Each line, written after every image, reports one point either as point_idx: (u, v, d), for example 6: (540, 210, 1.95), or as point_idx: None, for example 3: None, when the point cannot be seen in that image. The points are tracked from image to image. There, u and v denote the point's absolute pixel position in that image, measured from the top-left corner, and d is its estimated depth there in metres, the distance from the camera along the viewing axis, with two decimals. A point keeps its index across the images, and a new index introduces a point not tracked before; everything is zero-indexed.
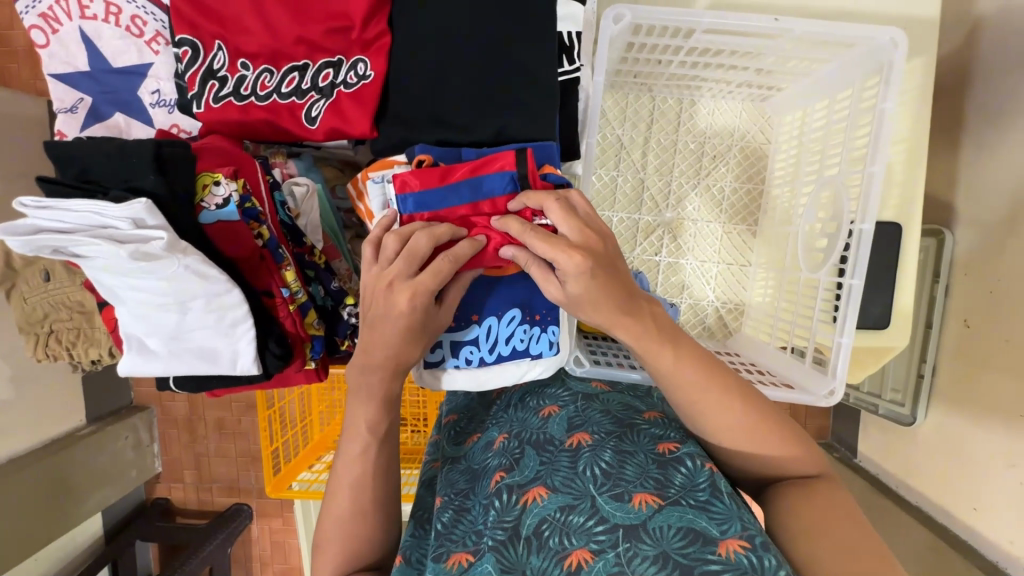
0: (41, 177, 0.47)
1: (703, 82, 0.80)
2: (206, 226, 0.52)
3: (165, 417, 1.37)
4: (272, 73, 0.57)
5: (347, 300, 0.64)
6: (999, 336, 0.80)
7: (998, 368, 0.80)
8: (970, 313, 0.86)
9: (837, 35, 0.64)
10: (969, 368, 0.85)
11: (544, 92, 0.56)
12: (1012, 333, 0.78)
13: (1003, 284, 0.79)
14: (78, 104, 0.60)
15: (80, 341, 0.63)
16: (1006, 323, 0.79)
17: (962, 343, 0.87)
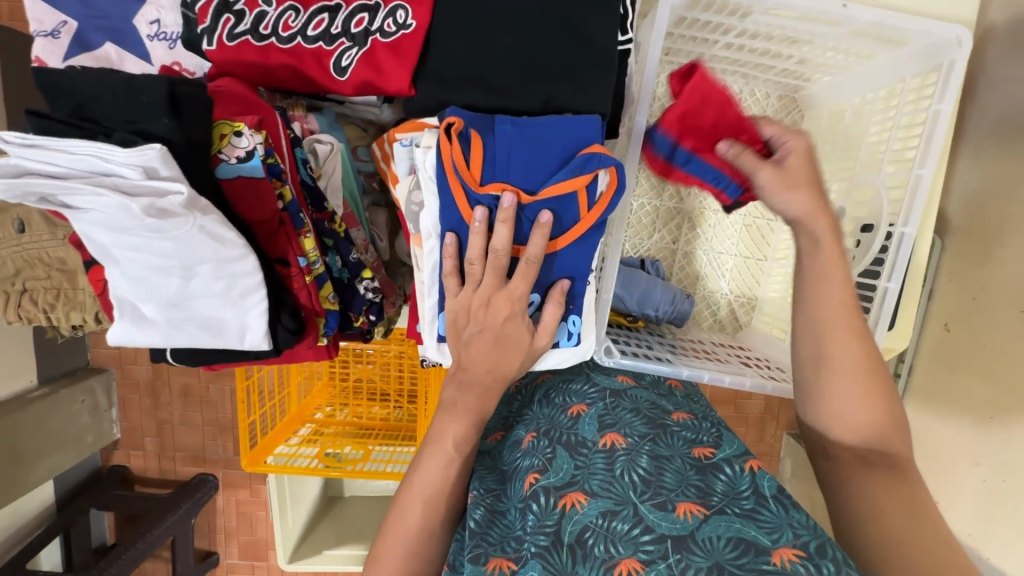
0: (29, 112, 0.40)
1: (739, 67, 0.78)
2: (223, 180, 0.46)
3: (126, 380, 1.27)
4: (297, 13, 0.50)
5: (364, 273, 0.59)
6: (981, 341, 0.77)
7: (980, 371, 0.77)
8: (952, 316, 0.83)
9: (894, 29, 0.63)
10: (948, 370, 0.83)
11: (602, 60, 0.51)
12: (996, 339, 0.75)
13: (992, 289, 0.77)
14: (61, 27, 0.51)
15: (59, 302, 0.58)
16: (993, 328, 0.76)
17: (942, 346, 0.84)
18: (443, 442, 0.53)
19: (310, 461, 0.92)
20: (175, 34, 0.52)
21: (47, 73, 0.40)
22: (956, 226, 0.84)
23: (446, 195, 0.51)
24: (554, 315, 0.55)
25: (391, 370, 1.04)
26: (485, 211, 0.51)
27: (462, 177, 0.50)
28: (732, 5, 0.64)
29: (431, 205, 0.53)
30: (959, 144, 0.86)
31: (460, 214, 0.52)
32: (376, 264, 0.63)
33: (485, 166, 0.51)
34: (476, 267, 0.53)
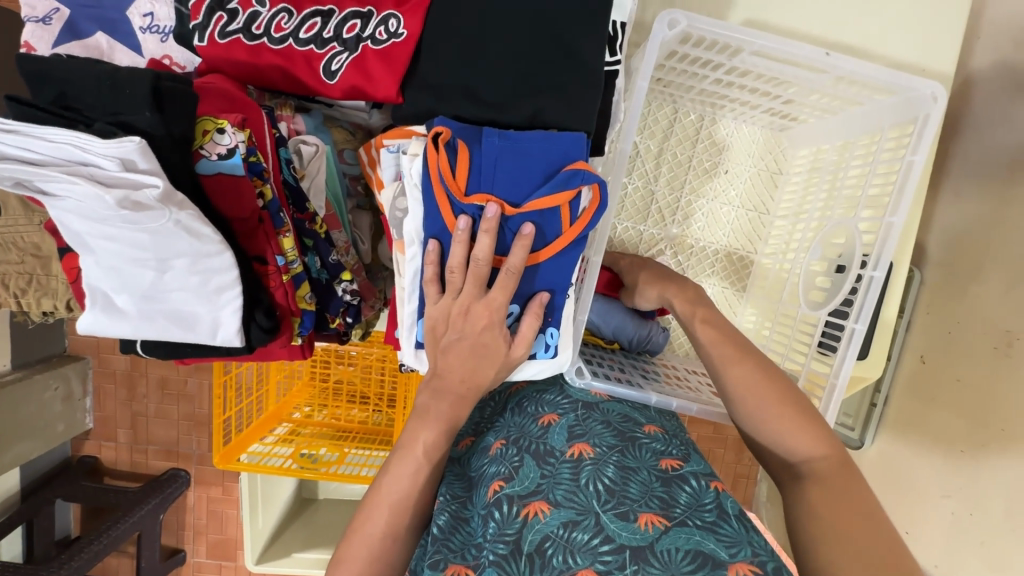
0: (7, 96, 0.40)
1: (728, 101, 0.79)
2: (206, 177, 0.46)
3: (102, 369, 1.25)
4: (291, 15, 0.51)
5: (343, 276, 0.59)
6: (954, 374, 0.79)
7: (948, 405, 0.79)
8: (928, 349, 0.84)
9: (876, 79, 0.64)
10: (921, 402, 0.84)
11: (589, 80, 0.52)
12: (965, 372, 0.77)
13: (966, 325, 0.78)
14: (53, 14, 0.52)
15: (32, 288, 0.59)
16: (964, 361, 0.77)
17: (916, 378, 0.85)
18: (412, 450, 0.53)
19: (285, 461, 0.92)
20: (168, 29, 0.52)
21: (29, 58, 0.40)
22: (933, 257, 0.86)
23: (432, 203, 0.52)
24: (531, 327, 0.55)
25: (372, 372, 1.04)
26: (469, 221, 0.51)
27: (447, 189, 0.51)
28: (721, 43, 0.65)
29: (416, 212, 0.54)
30: (939, 182, 0.88)
31: (445, 223, 0.52)
32: (357, 267, 0.63)
33: (470, 176, 0.51)
34: (455, 275, 0.53)
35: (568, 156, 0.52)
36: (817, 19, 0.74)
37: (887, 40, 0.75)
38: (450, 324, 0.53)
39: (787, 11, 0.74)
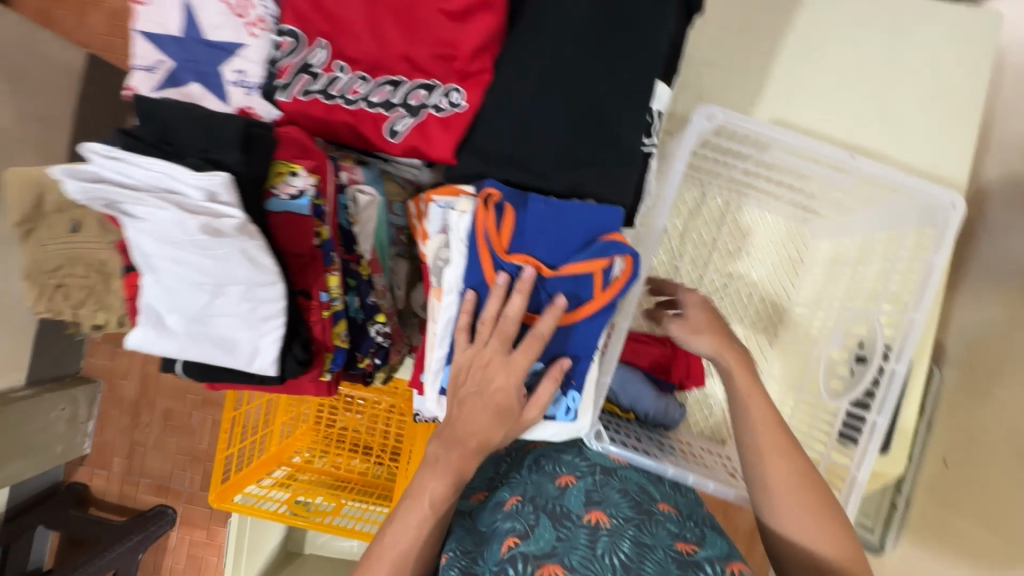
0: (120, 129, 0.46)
1: (754, 190, 0.84)
2: (273, 216, 0.50)
3: (111, 396, 1.25)
4: (365, 81, 0.57)
5: (378, 318, 0.62)
6: (977, 480, 0.77)
7: (971, 512, 0.76)
8: (950, 451, 0.82)
9: (896, 182, 0.69)
10: (943, 507, 0.81)
11: (628, 160, 0.57)
12: (989, 478, 0.75)
13: (989, 429, 0.77)
14: (158, 65, 0.59)
15: (89, 301, 0.59)
16: (986, 466, 0.76)
17: (937, 481, 0.83)
18: (420, 500, 0.52)
19: (277, 507, 0.90)
20: (254, 84, 0.59)
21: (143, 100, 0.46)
22: (952, 357, 0.86)
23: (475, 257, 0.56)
24: (549, 390, 0.56)
25: (378, 424, 1.02)
26: (507, 277, 0.55)
27: (491, 246, 0.55)
28: (750, 137, 0.71)
29: (457, 264, 0.57)
30: (956, 284, 0.90)
31: (484, 277, 0.56)
32: (391, 310, 0.66)
33: (513, 236, 0.55)
34: (487, 328, 0.55)
35: (605, 227, 0.55)
36: (835, 123, 0.81)
37: (897, 147, 0.81)
38: (477, 370, 0.54)
39: (804, 113, 0.81)
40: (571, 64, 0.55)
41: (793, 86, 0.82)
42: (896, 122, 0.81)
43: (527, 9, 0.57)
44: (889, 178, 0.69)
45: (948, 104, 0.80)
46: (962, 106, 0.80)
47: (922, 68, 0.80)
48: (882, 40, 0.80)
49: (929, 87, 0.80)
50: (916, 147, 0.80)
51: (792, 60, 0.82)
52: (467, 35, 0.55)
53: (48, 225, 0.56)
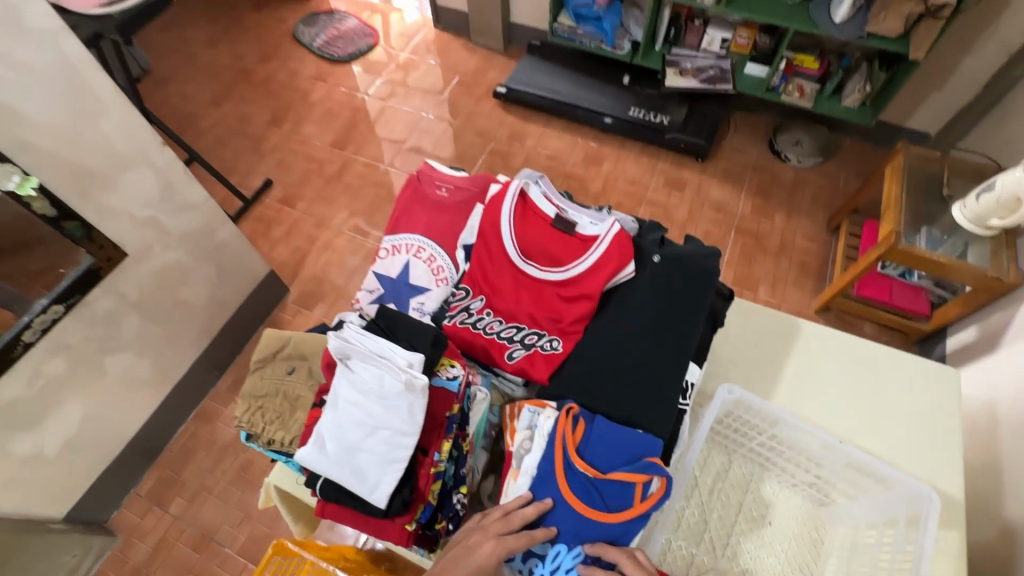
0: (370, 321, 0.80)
1: (772, 464, 1.01)
2: (432, 386, 0.77)
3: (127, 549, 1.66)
4: (501, 323, 0.91)
5: (461, 488, 0.79)
6: None
7: None
8: None
9: (882, 471, 0.89)
10: None
11: (668, 408, 0.81)
12: None
13: None
14: (375, 290, 1.00)
15: (275, 421, 0.86)
16: None
17: None
18: None
19: None
20: (428, 311, 0.95)
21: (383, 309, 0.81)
22: None
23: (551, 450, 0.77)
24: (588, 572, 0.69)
25: None
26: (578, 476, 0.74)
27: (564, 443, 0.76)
28: (765, 414, 0.95)
29: (535, 453, 0.78)
30: None
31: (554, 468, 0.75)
32: (468, 487, 0.82)
33: (583, 442, 0.77)
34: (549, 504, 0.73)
35: (651, 449, 0.76)
36: (838, 425, 1.04)
37: (893, 457, 1.02)
38: (478, 530, 0.71)
39: (813, 410, 1.06)
40: (638, 341, 0.85)
41: (801, 390, 1.08)
42: (886, 436, 1.03)
43: (612, 301, 0.90)
44: (870, 465, 0.91)
45: (927, 432, 1.04)
46: (939, 436, 1.03)
47: (901, 402, 1.07)
48: (864, 371, 1.10)
49: (908, 416, 1.05)
50: (907, 459, 1.01)
51: (797, 371, 1.10)
52: (571, 310, 0.88)
53: (276, 366, 0.91)
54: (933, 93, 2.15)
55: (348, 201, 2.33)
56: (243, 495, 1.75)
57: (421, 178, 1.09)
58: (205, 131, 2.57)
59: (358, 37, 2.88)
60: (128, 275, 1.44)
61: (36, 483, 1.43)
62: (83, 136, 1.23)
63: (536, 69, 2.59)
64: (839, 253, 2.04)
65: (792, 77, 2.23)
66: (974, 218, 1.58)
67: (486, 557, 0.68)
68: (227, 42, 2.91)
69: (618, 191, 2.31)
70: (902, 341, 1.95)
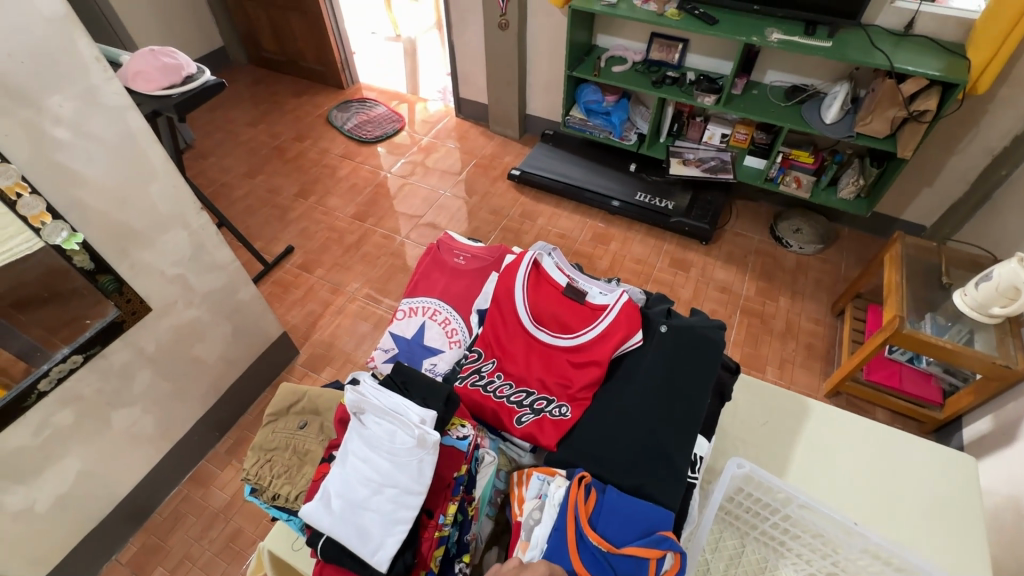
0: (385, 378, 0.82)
1: (786, 549, 0.96)
2: (441, 444, 0.77)
3: None
4: (511, 386, 0.93)
5: (463, 556, 0.77)
6: None
7: None
8: None
9: (906, 560, 0.84)
10: None
11: (677, 481, 0.80)
12: None
13: None
14: (389, 350, 1.04)
15: (282, 475, 0.86)
16: None
17: None
18: None
19: None
20: (440, 372, 0.99)
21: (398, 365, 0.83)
22: None
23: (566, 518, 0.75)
24: None
25: None
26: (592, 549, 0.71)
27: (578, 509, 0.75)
28: (777, 492, 0.92)
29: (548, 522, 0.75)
30: None
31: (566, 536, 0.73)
32: (471, 556, 0.80)
33: (595, 513, 0.75)
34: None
35: (664, 523, 0.74)
36: (853, 509, 1.01)
37: (914, 548, 0.97)
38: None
39: (825, 493, 1.03)
40: (647, 409, 0.85)
41: (813, 470, 1.06)
42: (904, 525, 1.00)
43: (620, 369, 0.92)
44: (894, 554, 0.85)
45: (947, 521, 1.00)
46: (961, 526, 0.99)
47: (917, 488, 1.04)
48: (875, 452, 1.08)
49: (925, 502, 1.02)
50: (928, 550, 0.97)
51: (807, 450, 1.08)
52: (581, 376, 0.91)
53: (289, 420, 0.93)
54: (923, 189, 2.28)
55: (364, 269, 2.43)
56: (229, 567, 1.66)
57: (440, 246, 1.16)
58: (236, 200, 2.74)
59: (385, 123, 3.15)
60: (147, 329, 1.49)
61: (21, 542, 1.38)
62: (132, 199, 1.34)
63: (549, 155, 2.78)
64: (845, 336, 2.06)
65: (789, 170, 2.37)
66: (976, 306, 1.62)
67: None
68: (266, 123, 3.18)
69: (625, 269, 2.38)
70: (917, 430, 1.90)
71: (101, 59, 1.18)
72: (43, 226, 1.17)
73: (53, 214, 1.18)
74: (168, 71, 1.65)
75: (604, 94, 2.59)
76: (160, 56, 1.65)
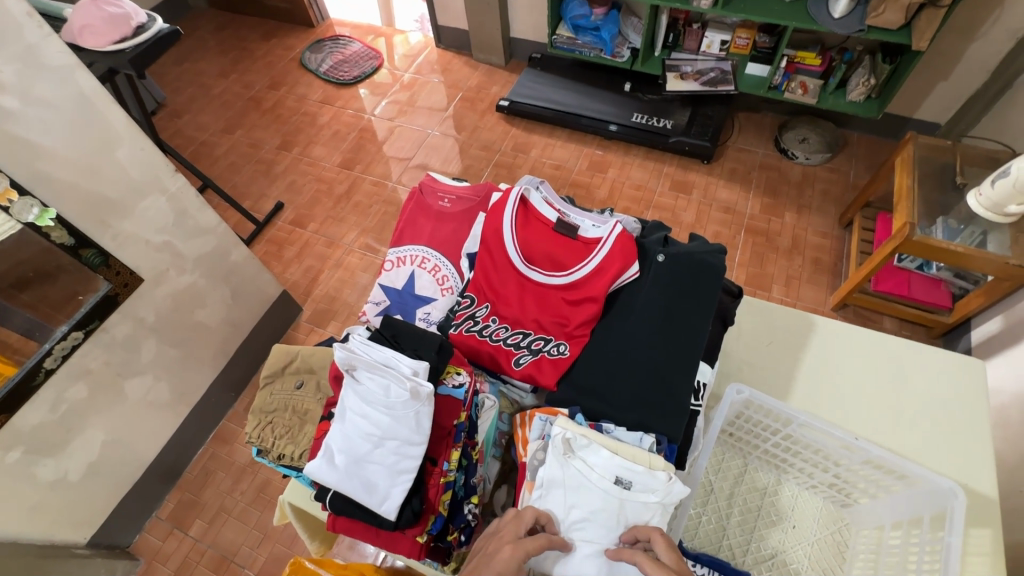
0: (376, 332, 0.81)
1: (789, 466, 0.98)
2: (438, 394, 0.77)
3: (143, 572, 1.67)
4: (506, 329, 0.92)
5: (472, 498, 0.78)
6: None
7: None
8: None
9: (902, 467, 0.85)
10: None
11: (678, 407, 0.80)
12: None
13: None
14: (380, 302, 1.02)
15: (285, 436, 0.88)
16: None
17: None
18: None
19: None
20: (434, 320, 0.99)
21: (388, 318, 0.82)
22: None
23: (572, 468, 0.73)
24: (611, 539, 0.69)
25: None
26: (593, 486, 0.72)
27: (558, 444, 0.75)
28: (777, 414, 0.92)
29: (556, 473, 0.74)
30: None
31: (575, 478, 0.73)
32: (481, 497, 0.82)
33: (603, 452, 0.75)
34: (577, 494, 0.72)
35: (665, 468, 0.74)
36: (855, 421, 1.02)
37: (919, 458, 0.98)
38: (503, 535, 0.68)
39: (833, 408, 1.03)
40: (647, 340, 0.84)
41: (818, 387, 1.05)
42: (908, 432, 1.00)
43: (617, 303, 0.90)
44: (890, 461, 0.86)
45: (950, 423, 1.01)
46: (966, 426, 1.00)
47: (924, 397, 1.03)
48: (881, 364, 1.07)
49: (929, 409, 1.02)
50: (932, 455, 0.98)
51: (814, 367, 1.07)
52: (577, 313, 0.88)
53: (285, 381, 0.93)
54: (938, 85, 2.13)
55: (358, 220, 2.36)
56: (263, 514, 1.75)
57: (423, 189, 1.11)
58: (219, 157, 2.64)
59: (362, 61, 2.95)
60: (145, 300, 1.47)
61: (61, 508, 1.45)
62: (101, 167, 1.27)
63: (538, 81, 2.62)
64: (853, 248, 2.01)
65: (794, 74, 2.21)
66: (990, 205, 1.55)
67: (504, 562, 0.64)
68: (238, 73, 3.00)
69: (624, 196, 2.30)
70: (926, 336, 1.89)
71: (33, 13, 1.08)
72: (11, 203, 1.12)
73: (19, 190, 1.13)
74: (115, 22, 1.52)
75: (592, 7, 2.38)
76: (103, 5, 1.51)
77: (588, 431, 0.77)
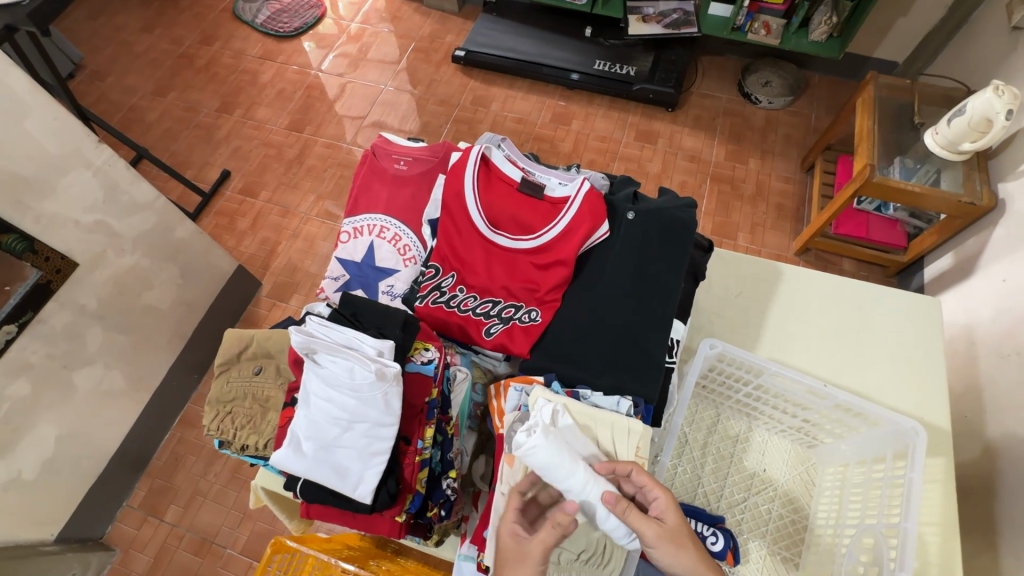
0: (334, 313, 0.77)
1: (760, 414, 1.01)
2: (407, 371, 0.74)
3: (121, 561, 1.64)
4: (475, 298, 0.88)
5: (450, 472, 0.77)
6: None
7: None
8: None
9: (868, 409, 0.89)
10: None
11: (653, 366, 0.80)
12: None
13: None
14: (339, 277, 0.97)
15: (247, 425, 0.84)
16: None
17: None
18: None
19: None
20: (398, 293, 0.95)
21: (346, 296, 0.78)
22: None
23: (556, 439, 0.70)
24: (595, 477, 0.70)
25: None
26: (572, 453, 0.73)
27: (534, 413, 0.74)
28: (748, 365, 0.94)
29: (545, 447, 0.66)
30: None
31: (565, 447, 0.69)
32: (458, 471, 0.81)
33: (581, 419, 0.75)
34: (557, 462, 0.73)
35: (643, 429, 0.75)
36: (822, 365, 1.04)
37: (881, 397, 1.02)
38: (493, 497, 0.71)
39: (801, 355, 1.05)
40: (619, 302, 0.83)
41: (786, 334, 1.07)
42: (871, 372, 1.03)
43: (588, 264, 0.87)
44: (856, 404, 0.90)
45: (910, 361, 1.04)
46: (924, 364, 1.04)
47: (886, 336, 1.07)
48: (846, 308, 1.09)
49: (890, 349, 1.06)
50: (892, 393, 1.02)
51: (782, 315, 1.09)
52: (547, 277, 0.85)
53: (242, 367, 0.88)
54: (898, 21, 2.11)
55: (313, 185, 2.23)
56: (240, 494, 1.72)
57: (377, 152, 1.04)
58: (152, 124, 2.42)
59: (302, 9, 2.71)
60: (83, 286, 1.36)
61: (20, 507, 1.39)
62: (7, 141, 1.13)
63: (495, 28, 2.47)
64: (815, 192, 2.03)
65: (757, 14, 2.14)
66: (946, 144, 1.56)
67: None
68: (163, 26, 2.71)
69: (590, 148, 2.24)
70: (881, 275, 1.97)
71: None
72: None
73: None
74: None
75: None
76: None
77: (567, 399, 0.76)
